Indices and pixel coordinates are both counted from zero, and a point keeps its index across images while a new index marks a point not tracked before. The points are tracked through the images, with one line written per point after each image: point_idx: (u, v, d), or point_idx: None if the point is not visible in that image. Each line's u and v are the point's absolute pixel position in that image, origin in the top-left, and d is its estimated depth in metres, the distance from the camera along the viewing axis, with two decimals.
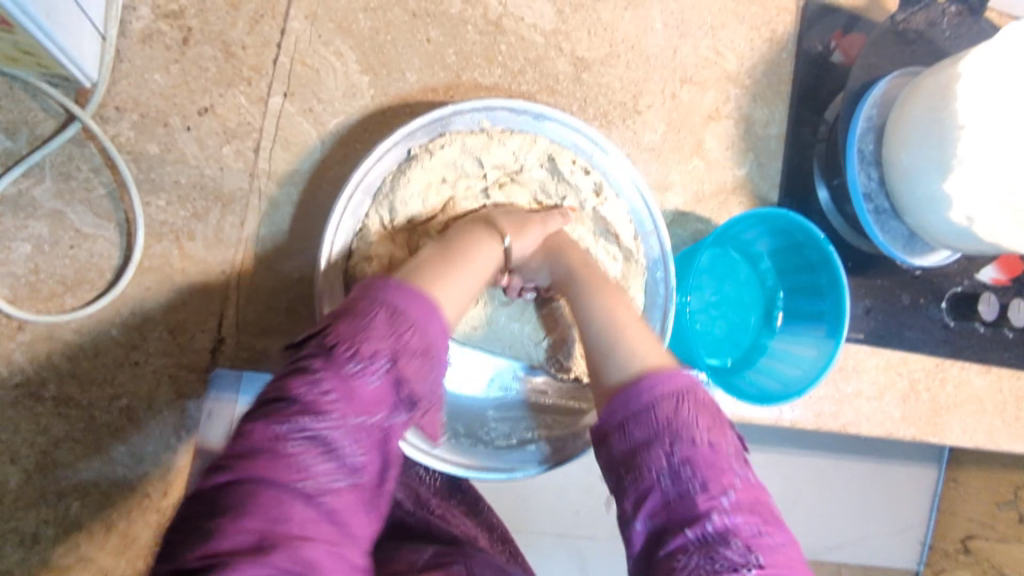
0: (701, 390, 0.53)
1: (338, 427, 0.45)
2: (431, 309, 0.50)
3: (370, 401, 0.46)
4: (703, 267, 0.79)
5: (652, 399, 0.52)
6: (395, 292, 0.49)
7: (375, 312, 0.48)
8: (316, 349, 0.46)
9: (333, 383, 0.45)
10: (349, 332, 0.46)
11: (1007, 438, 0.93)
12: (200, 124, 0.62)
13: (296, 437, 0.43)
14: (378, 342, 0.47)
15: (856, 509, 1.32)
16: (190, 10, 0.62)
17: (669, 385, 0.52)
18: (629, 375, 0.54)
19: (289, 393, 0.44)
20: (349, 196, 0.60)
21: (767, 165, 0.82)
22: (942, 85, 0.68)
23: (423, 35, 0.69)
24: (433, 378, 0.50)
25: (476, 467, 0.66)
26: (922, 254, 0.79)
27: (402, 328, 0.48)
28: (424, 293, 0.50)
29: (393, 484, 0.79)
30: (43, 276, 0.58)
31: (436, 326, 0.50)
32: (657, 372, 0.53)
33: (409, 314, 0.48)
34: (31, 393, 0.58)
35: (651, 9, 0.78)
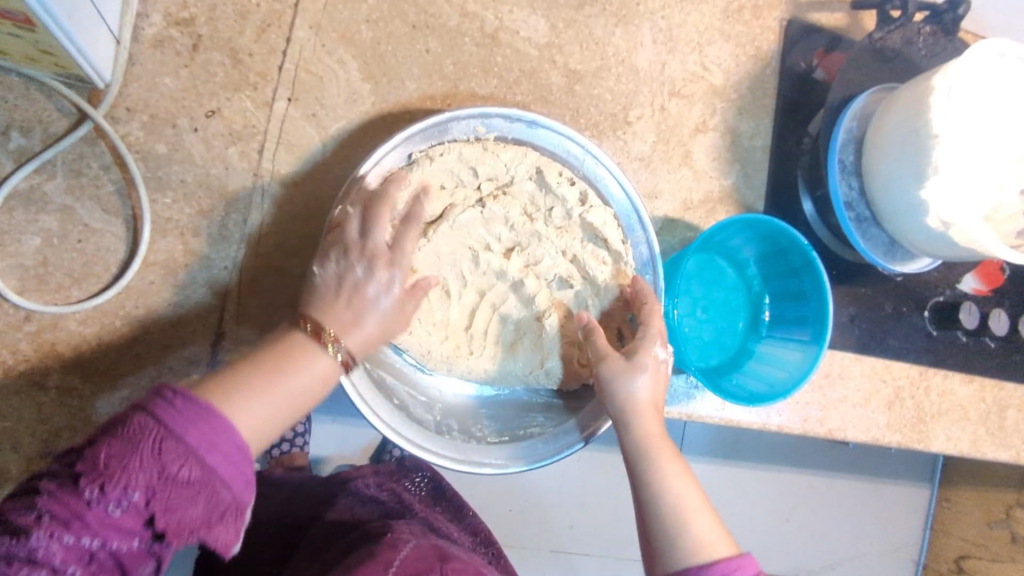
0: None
1: (55, 547, 0.45)
2: (220, 431, 0.49)
3: (114, 523, 0.47)
4: (690, 272, 0.82)
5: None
6: (181, 414, 0.48)
7: (142, 438, 0.47)
8: (60, 469, 0.47)
9: (56, 504, 0.45)
10: (105, 453, 0.47)
11: (992, 446, 0.94)
12: (207, 125, 0.65)
13: (10, 559, 0.44)
14: (135, 473, 0.47)
15: (848, 524, 1.32)
16: (201, 18, 0.65)
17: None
18: (687, 565, 0.58)
19: (16, 508, 0.45)
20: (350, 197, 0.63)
21: (754, 176, 0.85)
22: (916, 99, 0.71)
23: (423, 46, 0.72)
24: (210, 502, 0.49)
25: (470, 461, 0.67)
26: (902, 262, 0.83)
27: (170, 456, 0.47)
28: (213, 411, 0.49)
29: (379, 488, 0.81)
30: (51, 268, 0.60)
31: (224, 450, 0.49)
32: (726, 562, 0.58)
33: (181, 437, 0.48)
34: (35, 382, 0.60)
35: (641, 26, 0.81)
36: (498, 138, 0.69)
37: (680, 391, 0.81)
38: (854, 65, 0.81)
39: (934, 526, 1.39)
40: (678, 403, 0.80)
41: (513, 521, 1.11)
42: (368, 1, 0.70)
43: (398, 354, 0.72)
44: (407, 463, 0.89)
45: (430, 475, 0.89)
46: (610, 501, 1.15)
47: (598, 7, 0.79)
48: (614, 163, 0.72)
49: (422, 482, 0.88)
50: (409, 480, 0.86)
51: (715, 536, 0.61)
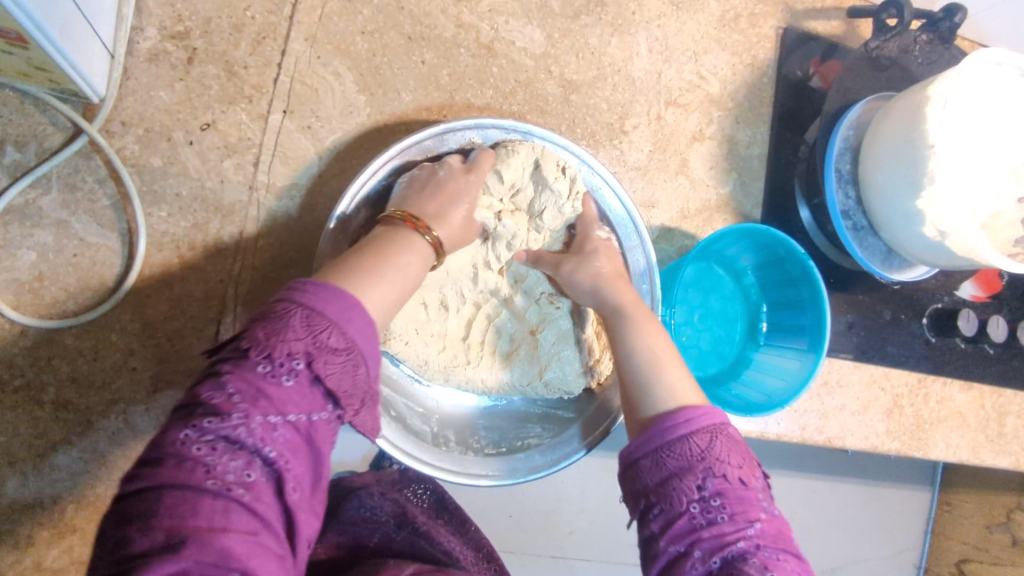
0: (732, 428, 0.58)
1: (247, 425, 0.44)
2: (354, 307, 0.50)
3: (290, 397, 0.47)
4: (687, 281, 0.82)
5: (687, 434, 0.56)
6: (319, 293, 0.49)
7: (289, 313, 0.48)
8: (230, 352, 0.47)
9: (241, 380, 0.45)
10: (263, 332, 0.47)
11: (991, 453, 0.94)
12: (202, 139, 0.65)
13: (201, 441, 0.43)
14: (296, 342, 0.47)
15: (850, 529, 1.32)
16: (196, 31, 0.65)
17: (690, 426, 0.56)
18: (664, 411, 0.58)
19: (197, 399, 0.45)
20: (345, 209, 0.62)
21: (750, 184, 0.85)
22: (915, 107, 0.71)
23: (419, 58, 0.72)
24: (359, 371, 0.50)
25: (466, 473, 0.67)
26: (901, 270, 0.82)
27: (321, 327, 0.48)
28: (346, 292, 0.50)
29: (381, 498, 0.80)
30: (46, 283, 0.60)
31: (361, 321, 0.50)
32: (689, 411, 0.57)
33: (323, 310, 0.48)
34: (31, 397, 0.60)
35: (637, 35, 0.81)
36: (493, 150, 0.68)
37: None
38: (850, 74, 0.81)
39: (935, 530, 1.39)
40: None
41: (513, 528, 1.11)
42: (364, 13, 0.70)
43: (394, 363, 0.72)
44: (409, 473, 0.87)
45: (430, 487, 0.87)
46: (610, 507, 1.15)
47: (594, 17, 0.79)
48: (610, 172, 0.71)
49: (423, 495, 0.86)
50: (410, 491, 0.85)
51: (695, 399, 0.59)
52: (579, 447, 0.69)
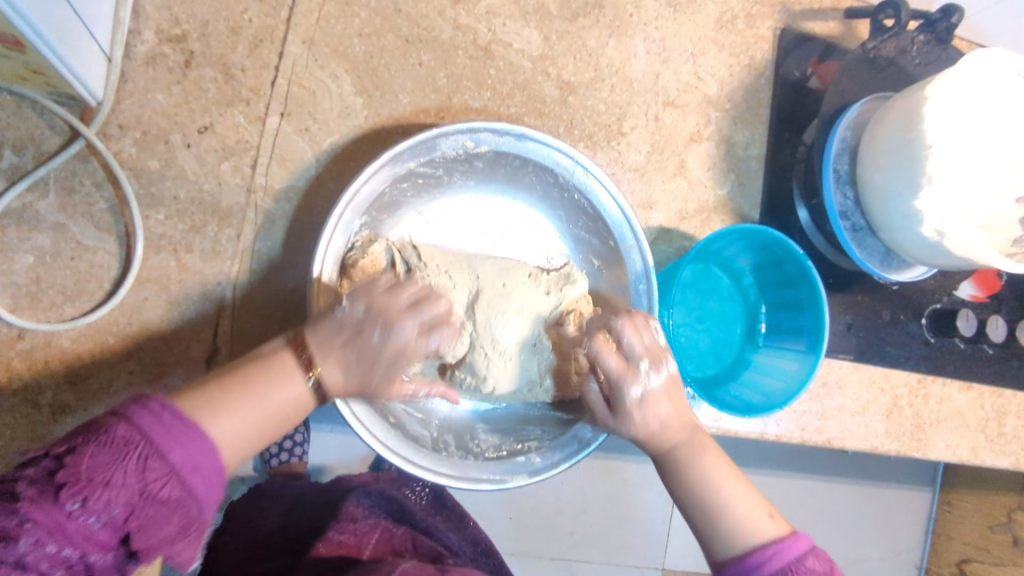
0: (812, 559, 0.61)
1: (35, 554, 0.45)
2: (206, 450, 0.51)
3: (90, 535, 0.48)
4: (686, 282, 0.82)
5: (780, 567, 0.60)
6: (163, 428, 0.50)
7: (129, 451, 0.48)
8: (41, 474, 0.47)
9: (42, 511, 0.46)
10: (88, 464, 0.47)
11: (991, 453, 0.94)
12: (200, 141, 0.65)
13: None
14: (121, 486, 0.48)
15: (850, 530, 1.32)
16: (194, 34, 0.65)
17: (785, 571, 0.60)
18: (736, 552, 0.62)
19: (0, 516, 0.45)
20: (340, 216, 0.62)
21: (748, 185, 0.85)
22: (913, 108, 0.71)
23: (416, 60, 0.72)
24: (184, 518, 0.51)
25: (468, 477, 0.66)
26: (899, 270, 0.83)
27: (153, 475, 0.49)
28: (199, 428, 0.52)
29: (379, 497, 0.80)
30: (43, 286, 0.60)
31: (207, 471, 0.51)
32: (767, 547, 0.61)
33: (165, 454, 0.49)
34: (29, 400, 0.60)
35: (634, 37, 0.81)
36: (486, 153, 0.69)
37: None
38: (847, 74, 0.81)
39: (936, 530, 1.38)
40: None
41: (514, 529, 1.11)
42: (361, 16, 0.70)
43: None
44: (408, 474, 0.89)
45: (429, 485, 0.89)
46: (610, 508, 1.15)
47: (591, 19, 0.80)
48: (606, 173, 0.71)
49: (422, 493, 0.88)
50: (409, 489, 0.86)
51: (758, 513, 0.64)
52: (582, 445, 0.69)
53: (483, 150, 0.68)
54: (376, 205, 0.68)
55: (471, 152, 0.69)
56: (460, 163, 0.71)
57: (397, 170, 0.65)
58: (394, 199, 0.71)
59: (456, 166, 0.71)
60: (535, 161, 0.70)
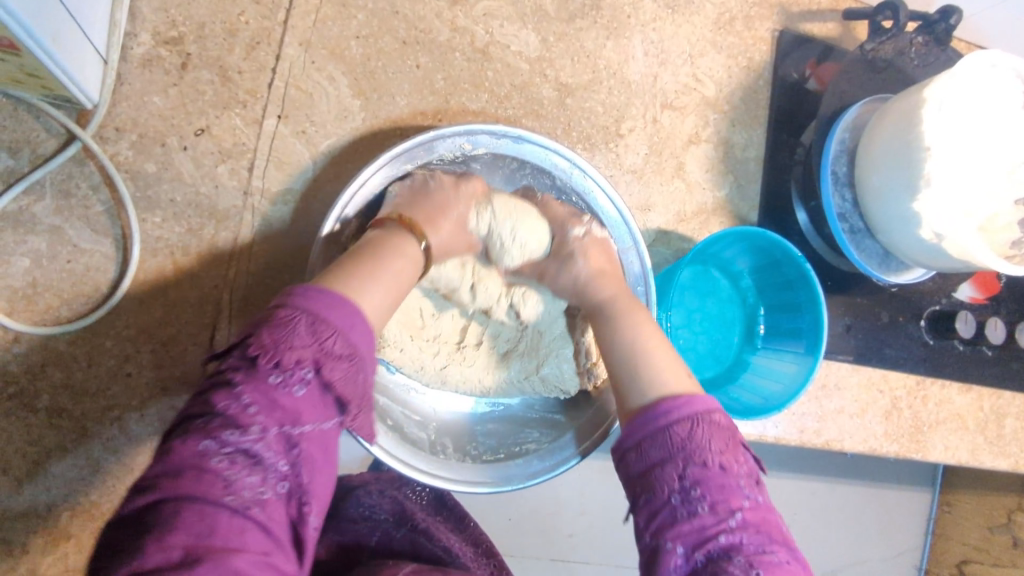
0: (717, 414, 0.56)
1: (264, 436, 0.47)
2: (357, 315, 0.52)
3: (299, 403, 0.50)
4: (684, 283, 0.82)
5: (677, 422, 0.54)
6: (316, 299, 0.51)
7: (296, 320, 0.50)
8: (238, 359, 0.49)
9: (256, 392, 0.48)
10: (271, 341, 0.49)
11: (990, 455, 0.94)
12: (196, 144, 0.64)
13: (222, 454, 0.46)
14: (299, 348, 0.49)
15: (850, 531, 1.32)
16: (191, 36, 0.65)
17: (694, 431, 0.54)
18: (646, 402, 0.58)
19: (212, 407, 0.47)
20: (346, 202, 0.62)
21: (747, 186, 0.85)
22: (910, 109, 0.71)
23: (414, 62, 0.72)
24: (361, 379, 0.53)
25: (461, 481, 0.65)
26: (898, 271, 0.83)
27: (325, 335, 0.50)
28: (342, 297, 0.52)
29: (381, 496, 0.80)
30: (40, 289, 0.60)
31: (361, 330, 0.52)
32: (676, 398, 0.56)
33: (328, 319, 0.50)
34: (25, 403, 0.60)
35: (632, 39, 0.81)
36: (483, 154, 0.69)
37: None
38: (845, 76, 0.81)
39: (936, 531, 1.38)
40: None
41: (513, 531, 1.11)
42: (359, 17, 0.70)
43: (389, 370, 0.73)
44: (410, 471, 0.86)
45: (430, 484, 0.87)
46: (609, 509, 1.14)
47: (589, 20, 0.79)
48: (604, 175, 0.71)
49: (423, 493, 0.86)
50: (410, 488, 0.84)
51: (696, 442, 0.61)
52: (579, 450, 0.68)
53: (480, 151, 0.68)
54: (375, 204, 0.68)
55: (468, 153, 0.69)
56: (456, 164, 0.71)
57: (393, 171, 0.65)
58: None
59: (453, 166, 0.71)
60: (532, 163, 0.70)
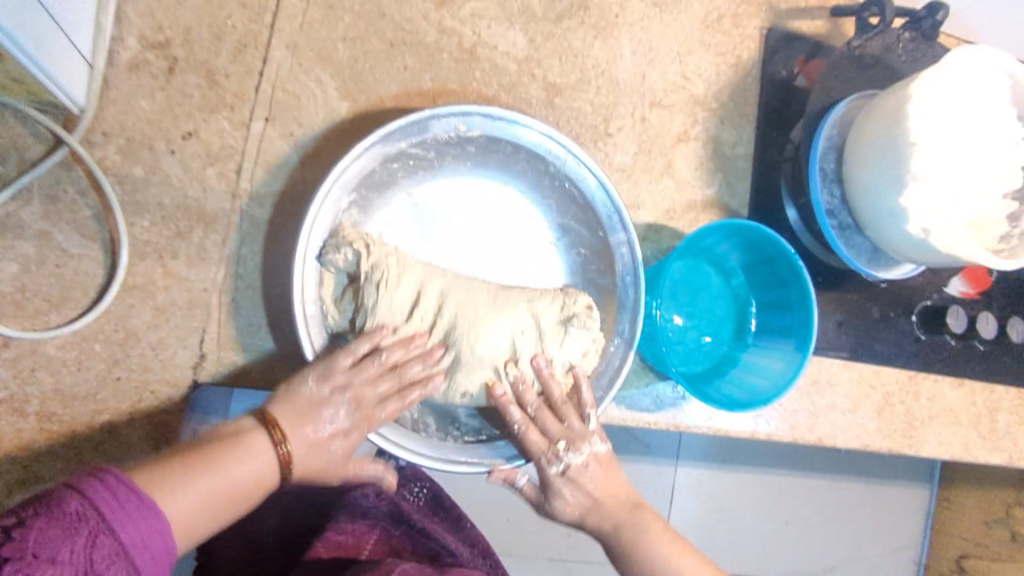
0: None
1: None
2: (156, 530, 0.48)
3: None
4: (676, 277, 0.82)
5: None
6: (122, 503, 0.47)
7: (82, 524, 0.45)
8: None
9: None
10: (36, 536, 0.43)
11: (982, 449, 0.94)
12: (184, 147, 0.65)
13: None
14: (60, 567, 0.43)
15: (847, 528, 1.32)
16: (177, 40, 0.65)
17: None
18: None
19: None
20: (328, 192, 0.63)
21: (736, 184, 0.85)
22: (898, 106, 0.71)
23: (401, 63, 0.72)
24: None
25: (445, 458, 0.66)
26: (887, 268, 0.83)
27: (99, 552, 0.45)
28: (154, 506, 0.48)
29: (378, 497, 0.79)
30: (28, 294, 0.60)
31: (156, 548, 0.48)
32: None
33: (116, 532, 0.46)
34: (14, 408, 0.60)
35: (620, 38, 0.81)
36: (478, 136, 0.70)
37: (668, 399, 0.80)
38: (832, 72, 0.82)
39: (933, 527, 1.38)
40: (665, 411, 0.80)
41: (509, 530, 1.11)
42: (345, 20, 0.70)
43: None
44: (406, 472, 0.87)
45: (427, 485, 0.88)
46: None
47: (576, 20, 0.80)
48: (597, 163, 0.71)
49: (419, 493, 0.86)
50: (407, 489, 0.85)
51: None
52: None
53: (474, 134, 0.69)
54: (365, 184, 0.68)
55: (463, 136, 0.70)
56: (450, 148, 0.72)
57: (387, 149, 0.66)
58: (386, 179, 0.71)
59: (447, 149, 0.71)
60: (527, 148, 0.72)
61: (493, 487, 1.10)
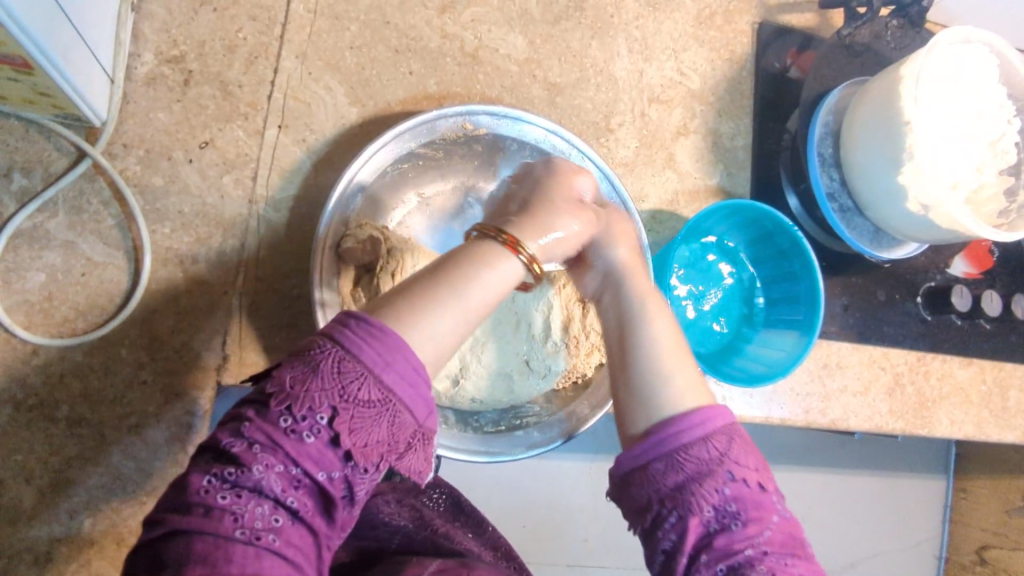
0: (698, 445, 0.55)
1: (268, 475, 0.44)
2: (395, 348, 0.48)
3: (318, 449, 0.46)
4: (683, 261, 0.84)
5: (704, 436, 0.55)
6: (355, 333, 0.48)
7: (320, 360, 0.47)
8: (257, 399, 0.47)
9: (266, 427, 0.45)
10: (291, 376, 0.46)
11: (996, 427, 0.94)
12: (201, 156, 0.67)
13: (225, 489, 0.43)
14: (318, 392, 0.46)
15: (867, 521, 1.31)
16: (191, 54, 0.68)
17: (705, 427, 0.55)
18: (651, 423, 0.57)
19: (223, 443, 0.45)
20: (343, 191, 0.64)
21: (737, 174, 0.86)
22: (891, 86, 0.74)
23: (406, 69, 0.75)
24: (394, 419, 0.48)
25: (460, 449, 0.67)
26: (890, 248, 0.85)
27: (350, 376, 0.47)
28: (384, 328, 0.49)
29: (398, 504, 0.80)
30: (56, 302, 0.62)
31: (401, 368, 0.48)
32: (707, 411, 0.57)
33: (358, 354, 0.47)
34: (44, 414, 0.61)
35: (616, 37, 0.84)
36: (485, 135, 0.72)
37: None
38: (824, 62, 0.84)
39: (952, 518, 1.38)
40: None
41: (529, 537, 1.11)
42: (352, 29, 0.73)
43: None
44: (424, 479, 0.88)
45: (445, 491, 0.89)
46: (622, 511, 1.15)
47: (573, 22, 0.82)
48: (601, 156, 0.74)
49: (439, 499, 0.87)
50: (425, 496, 0.85)
51: (692, 387, 0.58)
52: (579, 421, 0.71)
53: (481, 132, 0.72)
54: (377, 185, 0.70)
55: (470, 135, 0.72)
56: (458, 147, 0.74)
57: (399, 149, 0.68)
58: (397, 181, 0.73)
59: (455, 149, 0.74)
60: (533, 144, 0.74)
61: (510, 491, 1.10)
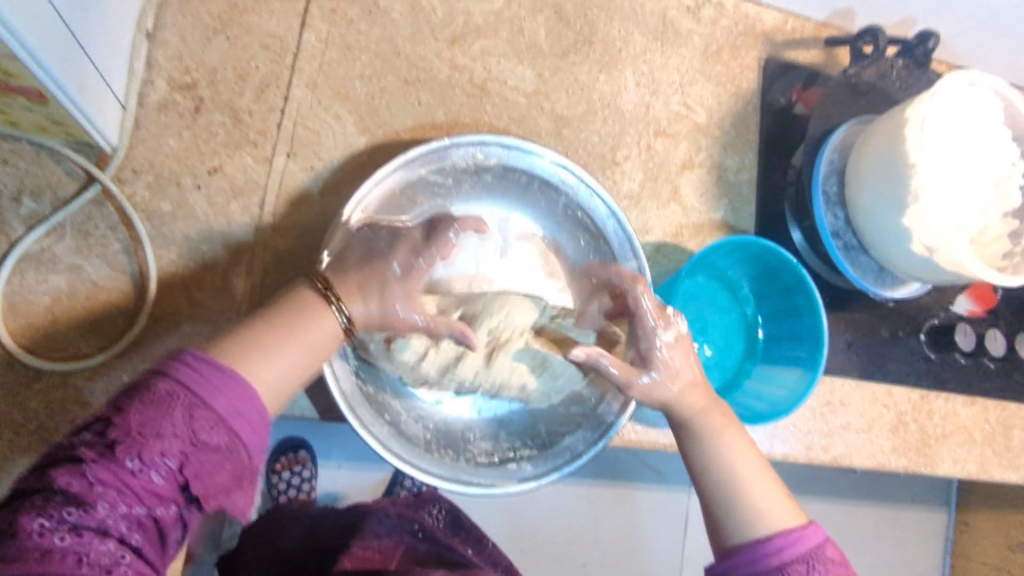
0: (796, 564, 0.56)
1: (109, 517, 0.42)
2: (247, 397, 0.48)
3: (157, 492, 0.45)
4: (687, 293, 0.84)
5: (778, 566, 0.56)
6: (205, 375, 0.47)
7: (170, 404, 0.45)
8: (94, 436, 0.44)
9: (104, 470, 0.43)
10: (138, 418, 0.44)
11: (999, 467, 0.94)
12: (209, 183, 0.67)
13: (62, 530, 0.41)
14: (169, 439, 0.45)
15: (871, 556, 1.29)
16: (203, 82, 0.68)
17: (780, 555, 0.56)
18: (743, 540, 0.58)
19: (51, 484, 0.42)
20: (353, 214, 0.65)
21: (742, 209, 0.87)
22: (898, 128, 0.74)
23: (415, 99, 0.75)
24: (237, 467, 0.48)
25: (451, 479, 0.66)
26: (892, 287, 0.85)
27: (201, 423, 0.46)
28: (237, 377, 0.48)
29: (400, 517, 0.78)
30: (61, 327, 0.62)
31: (250, 416, 0.48)
32: (785, 534, 0.57)
33: (210, 403, 0.46)
34: (44, 437, 0.61)
35: (624, 71, 0.84)
36: (495, 165, 0.73)
37: None
38: (831, 100, 0.85)
39: (954, 552, 1.37)
40: None
41: (524, 561, 1.09)
42: (362, 59, 0.74)
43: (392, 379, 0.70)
44: (424, 494, 0.86)
45: (445, 506, 0.87)
46: (621, 538, 1.14)
47: (581, 55, 0.83)
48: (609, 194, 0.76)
49: (439, 515, 0.85)
50: (426, 510, 0.84)
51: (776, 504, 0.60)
52: (574, 458, 0.71)
53: (492, 163, 0.73)
54: None
55: (480, 165, 0.73)
56: (468, 175, 0.74)
57: (410, 175, 0.69)
58: None
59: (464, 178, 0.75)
60: (541, 177, 0.75)
61: (509, 516, 1.09)
